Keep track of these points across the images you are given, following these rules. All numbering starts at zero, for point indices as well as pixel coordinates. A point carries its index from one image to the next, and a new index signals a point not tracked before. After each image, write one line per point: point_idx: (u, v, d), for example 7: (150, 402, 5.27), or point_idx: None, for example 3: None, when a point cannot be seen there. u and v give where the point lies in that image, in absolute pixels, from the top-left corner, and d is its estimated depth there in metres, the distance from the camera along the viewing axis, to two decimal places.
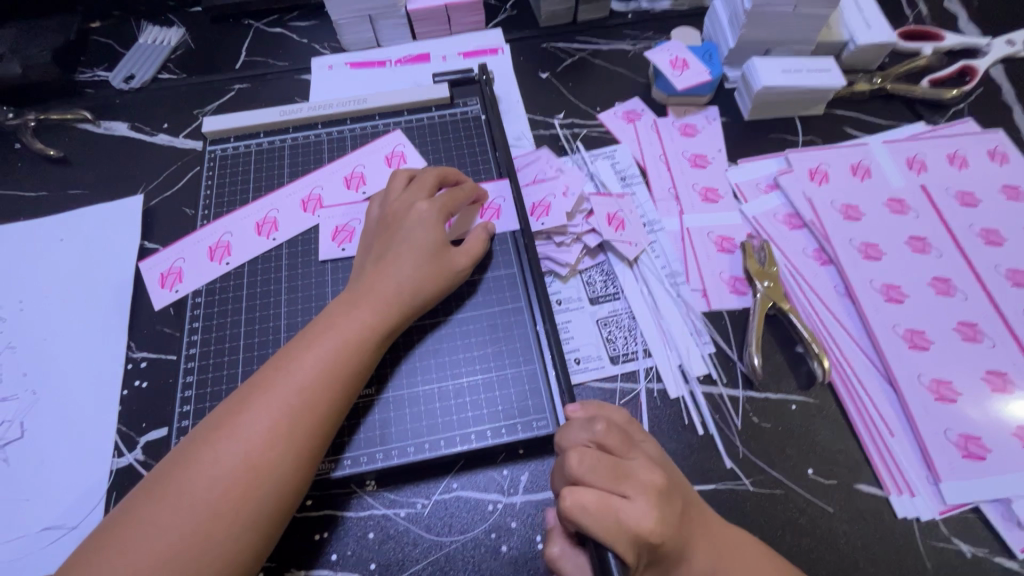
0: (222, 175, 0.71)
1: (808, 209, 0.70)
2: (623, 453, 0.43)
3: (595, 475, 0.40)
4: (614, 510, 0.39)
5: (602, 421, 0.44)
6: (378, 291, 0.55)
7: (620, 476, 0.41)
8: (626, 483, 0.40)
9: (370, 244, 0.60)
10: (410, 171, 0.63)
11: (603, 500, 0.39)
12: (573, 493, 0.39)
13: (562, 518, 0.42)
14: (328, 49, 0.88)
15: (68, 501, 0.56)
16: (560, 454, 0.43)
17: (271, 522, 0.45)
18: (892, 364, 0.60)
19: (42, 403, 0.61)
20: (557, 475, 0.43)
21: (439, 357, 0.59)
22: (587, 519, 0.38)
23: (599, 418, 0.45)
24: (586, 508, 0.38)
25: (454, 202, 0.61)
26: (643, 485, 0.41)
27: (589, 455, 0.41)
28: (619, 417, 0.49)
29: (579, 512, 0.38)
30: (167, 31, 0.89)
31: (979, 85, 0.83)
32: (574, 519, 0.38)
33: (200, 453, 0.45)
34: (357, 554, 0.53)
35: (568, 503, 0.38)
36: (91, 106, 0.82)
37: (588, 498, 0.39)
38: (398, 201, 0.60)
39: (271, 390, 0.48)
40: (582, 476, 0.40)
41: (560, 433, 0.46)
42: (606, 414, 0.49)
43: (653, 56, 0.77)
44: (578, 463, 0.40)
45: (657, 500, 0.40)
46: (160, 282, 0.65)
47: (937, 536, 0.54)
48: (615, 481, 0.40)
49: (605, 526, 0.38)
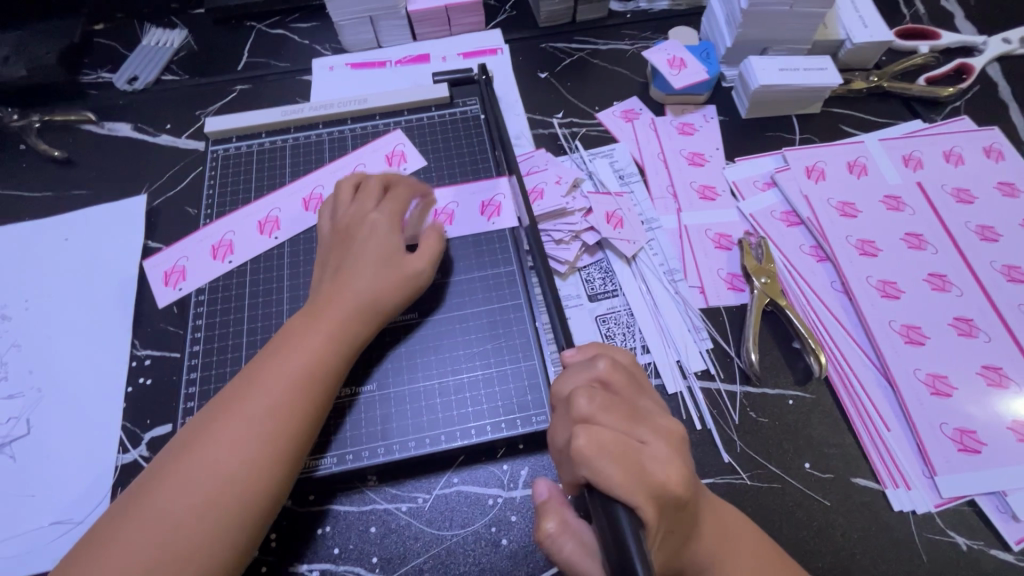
0: (225, 174, 0.72)
1: (805, 206, 0.71)
2: (629, 396, 0.44)
3: (607, 416, 0.41)
4: (631, 451, 0.38)
5: (605, 360, 0.46)
6: (340, 302, 0.55)
7: (631, 419, 0.41)
8: (639, 427, 0.41)
9: (325, 256, 0.60)
10: (356, 178, 0.64)
11: (618, 438, 0.39)
12: (588, 431, 0.38)
13: (567, 474, 0.40)
14: (329, 50, 0.89)
15: (74, 496, 0.57)
16: (565, 402, 0.44)
17: (245, 534, 0.45)
18: (887, 359, 0.61)
19: (48, 400, 0.62)
20: (560, 429, 0.43)
21: (439, 353, 0.60)
22: (603, 458, 0.37)
23: (601, 358, 0.46)
24: (603, 447, 0.38)
25: (400, 205, 0.63)
26: (654, 428, 0.42)
27: (599, 396, 0.42)
28: (622, 356, 0.50)
29: (594, 450, 0.37)
30: (170, 33, 0.90)
31: (975, 83, 0.83)
32: (589, 461, 0.37)
33: (170, 471, 0.46)
34: (359, 548, 0.54)
35: (583, 441, 0.38)
36: (95, 108, 0.83)
37: (605, 435, 0.38)
38: (349, 212, 0.61)
39: (239, 406, 0.48)
40: (593, 415, 0.41)
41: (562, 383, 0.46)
42: (610, 353, 0.50)
43: (651, 56, 0.78)
44: (589, 403, 0.41)
45: (671, 446, 0.41)
46: (164, 281, 0.66)
47: (933, 528, 0.54)
48: (627, 424, 0.41)
49: (622, 467, 0.37)
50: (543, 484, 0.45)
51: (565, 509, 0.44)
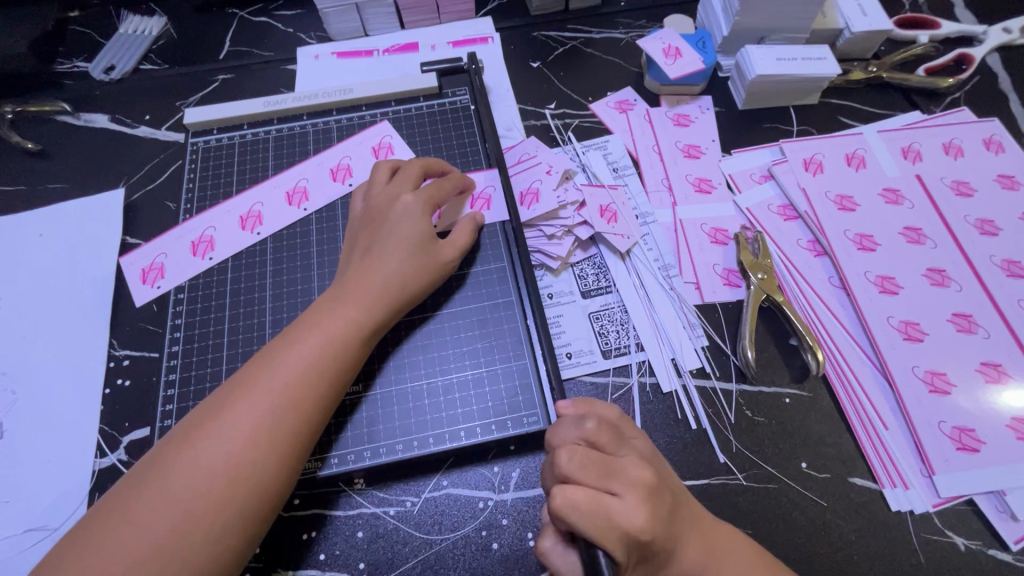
0: (205, 168, 0.70)
1: (803, 200, 0.69)
2: (612, 446, 0.42)
3: (585, 472, 0.39)
4: (606, 506, 0.37)
5: (591, 415, 0.43)
6: (364, 286, 0.53)
7: (609, 470, 0.40)
8: (614, 479, 0.39)
9: (354, 240, 0.59)
10: (394, 162, 0.62)
11: (593, 497, 0.38)
12: (564, 493, 0.37)
13: (553, 519, 0.41)
14: (314, 38, 0.86)
15: (49, 502, 0.55)
16: (552, 454, 0.43)
17: (255, 521, 0.44)
18: (886, 356, 0.60)
19: (21, 404, 0.60)
20: (547, 479, 0.43)
21: (428, 353, 0.58)
22: (575, 519, 0.37)
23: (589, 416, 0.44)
24: (574, 507, 0.37)
25: (440, 193, 0.60)
26: (630, 480, 0.39)
27: (579, 450, 0.40)
28: (611, 412, 0.49)
29: (569, 510, 0.37)
30: (148, 20, 0.86)
31: (974, 73, 0.82)
32: (566, 518, 0.37)
33: (183, 451, 0.44)
34: (345, 553, 0.52)
35: (559, 502, 0.37)
36: (70, 98, 0.80)
37: (576, 496, 0.37)
38: (382, 194, 0.59)
39: (256, 387, 0.47)
40: (571, 473, 0.39)
41: (552, 433, 0.45)
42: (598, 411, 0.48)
43: (646, 45, 0.76)
44: (568, 460, 0.39)
45: (646, 495, 0.39)
46: (141, 278, 0.63)
47: (931, 529, 0.54)
48: (606, 476, 0.39)
49: (593, 525, 0.37)
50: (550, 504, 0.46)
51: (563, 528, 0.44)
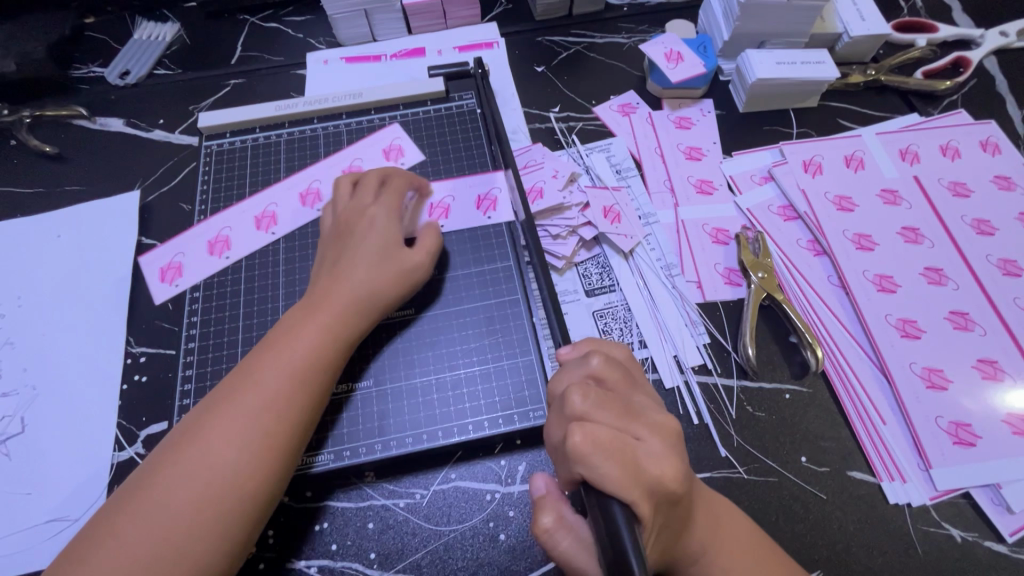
0: (219, 170, 0.72)
1: (802, 200, 0.71)
2: (623, 391, 0.44)
3: (601, 412, 0.40)
4: (626, 448, 0.38)
5: (598, 355, 0.45)
6: (337, 293, 0.55)
7: (625, 415, 0.41)
8: (635, 422, 0.41)
9: (322, 252, 0.60)
10: (353, 175, 0.64)
11: (613, 435, 0.38)
12: (584, 429, 0.38)
13: (563, 469, 0.41)
14: (323, 44, 0.88)
15: (70, 494, 0.57)
16: (559, 399, 0.43)
17: (242, 524, 0.45)
18: (884, 352, 0.61)
19: (41, 399, 0.62)
20: (555, 425, 0.42)
21: (436, 349, 0.60)
22: (598, 456, 0.37)
23: (595, 354, 0.46)
24: (599, 444, 0.37)
25: (397, 201, 0.61)
26: (649, 424, 0.41)
27: (593, 391, 0.41)
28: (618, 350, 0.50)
29: (589, 447, 0.37)
30: (162, 26, 0.89)
31: (972, 76, 0.83)
32: (585, 459, 0.37)
33: (169, 462, 0.46)
34: (357, 544, 0.54)
35: (578, 439, 0.37)
36: (87, 103, 0.82)
37: (600, 432, 0.38)
38: (348, 206, 0.60)
39: (236, 395, 0.49)
40: (587, 412, 0.40)
41: (557, 382, 0.46)
42: (604, 349, 0.49)
43: (648, 50, 0.77)
44: (582, 400, 0.41)
45: (665, 440, 0.41)
46: (160, 277, 0.66)
47: (928, 521, 0.55)
48: (622, 420, 0.41)
49: (618, 464, 0.37)
50: (541, 478, 0.45)
51: (561, 504, 0.44)
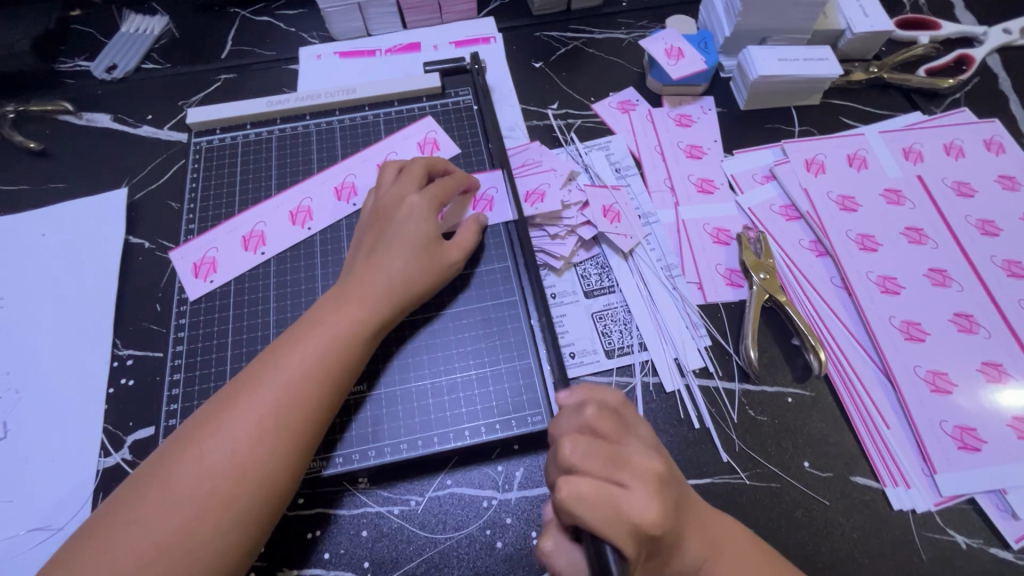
0: (209, 168, 0.70)
1: (804, 200, 0.69)
2: (617, 436, 0.43)
3: (589, 461, 0.40)
4: (613, 496, 0.37)
5: (592, 404, 0.44)
6: (370, 283, 0.54)
7: (614, 459, 0.40)
8: (623, 466, 0.40)
9: (361, 238, 0.59)
10: (400, 162, 0.62)
11: (600, 486, 0.38)
12: (569, 484, 0.37)
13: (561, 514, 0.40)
14: (316, 38, 0.86)
15: (53, 502, 0.55)
16: (553, 444, 0.43)
17: (260, 519, 0.44)
18: (888, 356, 0.60)
19: (25, 403, 0.60)
20: (551, 470, 0.42)
21: (431, 353, 0.58)
22: (585, 509, 0.37)
23: (589, 401, 0.44)
24: (585, 498, 0.37)
25: (445, 192, 0.60)
26: (639, 466, 0.40)
27: (582, 439, 0.40)
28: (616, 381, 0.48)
29: (575, 504, 0.37)
30: (150, 19, 0.86)
31: (975, 74, 0.82)
32: (573, 515, 0.37)
33: (187, 450, 0.44)
34: (350, 552, 0.52)
35: (564, 495, 0.37)
36: (72, 97, 0.80)
37: (586, 486, 0.37)
38: (389, 193, 0.59)
39: (263, 384, 0.47)
40: (577, 463, 0.39)
41: (554, 424, 0.46)
42: (603, 385, 0.48)
43: (648, 45, 0.76)
44: (570, 450, 0.40)
45: (657, 482, 0.40)
46: (192, 272, 0.63)
47: (933, 527, 0.54)
48: (611, 465, 0.40)
49: (605, 517, 0.36)
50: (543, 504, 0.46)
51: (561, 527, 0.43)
